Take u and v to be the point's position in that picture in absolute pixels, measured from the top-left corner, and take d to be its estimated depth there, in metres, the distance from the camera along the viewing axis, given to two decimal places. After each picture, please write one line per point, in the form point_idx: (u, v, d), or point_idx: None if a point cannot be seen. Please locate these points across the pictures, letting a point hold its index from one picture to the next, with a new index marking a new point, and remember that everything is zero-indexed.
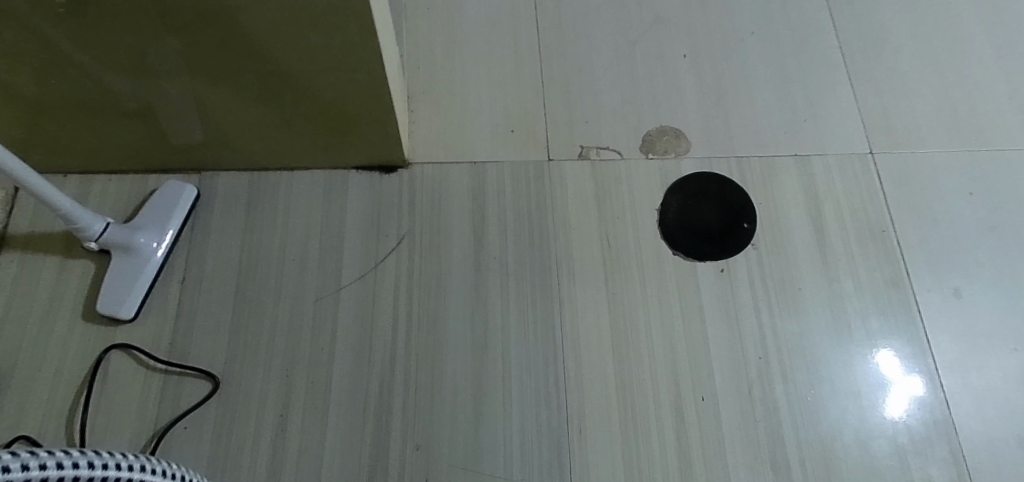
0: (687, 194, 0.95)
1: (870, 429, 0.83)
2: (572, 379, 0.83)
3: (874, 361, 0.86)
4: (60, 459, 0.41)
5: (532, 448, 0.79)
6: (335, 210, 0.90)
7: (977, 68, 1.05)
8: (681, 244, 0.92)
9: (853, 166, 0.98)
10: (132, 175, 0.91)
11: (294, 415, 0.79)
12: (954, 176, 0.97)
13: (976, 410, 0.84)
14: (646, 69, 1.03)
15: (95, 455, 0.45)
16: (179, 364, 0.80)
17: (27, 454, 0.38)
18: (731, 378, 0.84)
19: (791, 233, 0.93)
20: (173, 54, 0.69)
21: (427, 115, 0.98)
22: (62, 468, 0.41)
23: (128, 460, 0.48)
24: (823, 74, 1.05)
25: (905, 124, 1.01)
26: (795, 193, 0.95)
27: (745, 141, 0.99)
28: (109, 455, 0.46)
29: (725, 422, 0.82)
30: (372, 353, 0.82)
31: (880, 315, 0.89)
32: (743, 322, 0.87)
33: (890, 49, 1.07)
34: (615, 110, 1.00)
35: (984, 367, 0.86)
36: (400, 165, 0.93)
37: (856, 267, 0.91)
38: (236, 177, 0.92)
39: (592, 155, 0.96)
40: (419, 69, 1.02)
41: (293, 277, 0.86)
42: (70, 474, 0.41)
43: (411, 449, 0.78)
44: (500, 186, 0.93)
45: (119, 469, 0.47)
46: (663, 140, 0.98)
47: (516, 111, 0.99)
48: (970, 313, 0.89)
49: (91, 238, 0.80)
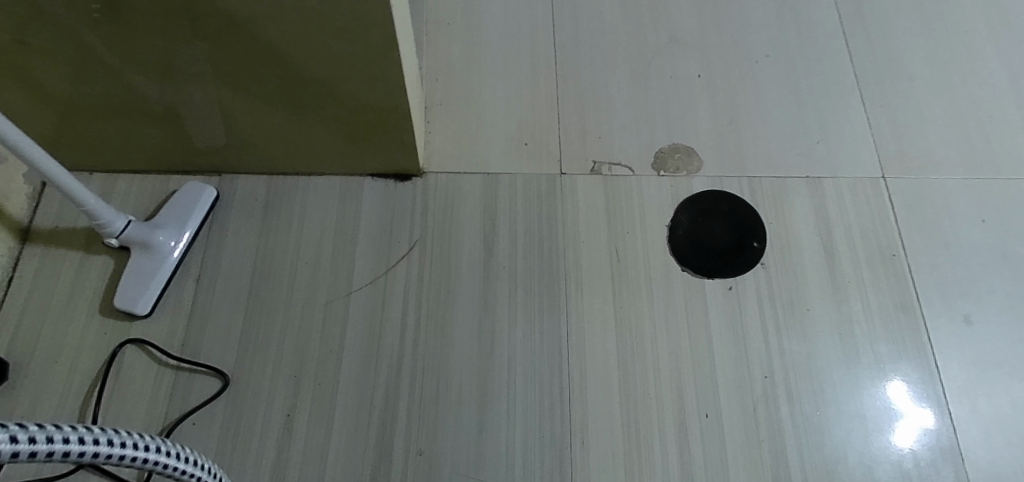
0: (697, 211, 0.95)
1: (875, 453, 0.82)
2: (576, 391, 0.83)
3: (881, 386, 0.86)
4: (66, 434, 0.41)
5: (534, 457, 0.80)
6: (349, 216, 0.92)
7: (992, 96, 1.05)
8: (690, 261, 0.92)
9: (865, 190, 0.98)
10: (154, 175, 0.93)
11: (301, 415, 0.80)
12: (966, 204, 0.97)
13: (983, 438, 0.83)
14: (660, 88, 1.04)
15: (113, 433, 0.46)
16: (190, 361, 0.82)
17: (34, 427, 0.39)
18: (735, 397, 0.84)
19: (801, 255, 0.93)
20: (200, 58, 0.71)
21: (442, 126, 1.00)
22: (68, 443, 0.41)
23: (145, 440, 0.49)
24: (837, 98, 1.05)
25: (918, 149, 1.01)
26: (806, 215, 0.96)
27: (757, 162, 0.99)
28: (127, 434, 0.47)
29: (729, 440, 0.82)
30: (380, 357, 0.84)
31: (889, 339, 0.89)
32: (749, 341, 0.87)
33: (905, 75, 1.07)
34: (628, 126, 1.01)
35: (994, 395, 0.85)
36: (414, 173, 0.95)
37: (866, 290, 0.91)
38: (254, 180, 0.94)
39: (604, 171, 0.97)
40: (437, 81, 1.04)
41: (305, 280, 0.88)
42: (77, 450, 0.42)
43: (414, 454, 0.79)
44: (512, 197, 0.95)
45: (135, 448, 0.47)
46: (675, 158, 0.99)
47: (531, 125, 1.01)
48: (980, 341, 0.89)
49: (111, 236, 0.82)
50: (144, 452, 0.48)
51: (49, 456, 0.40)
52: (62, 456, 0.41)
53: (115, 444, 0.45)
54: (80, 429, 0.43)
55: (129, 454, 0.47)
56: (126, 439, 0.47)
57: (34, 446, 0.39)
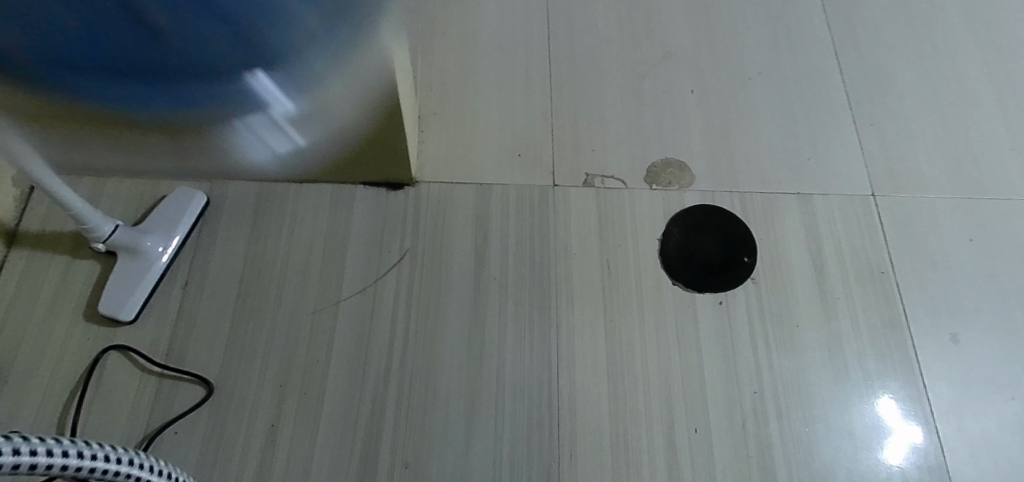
0: (689, 226, 0.95)
1: (863, 470, 0.82)
2: (565, 405, 0.83)
3: (870, 403, 0.86)
4: (35, 446, 0.42)
5: (522, 471, 0.79)
6: (340, 224, 0.91)
7: (980, 117, 1.07)
8: (681, 275, 0.92)
9: (855, 208, 0.98)
10: (144, 179, 0.92)
11: (286, 425, 0.79)
12: (954, 223, 0.98)
13: (970, 456, 0.83)
14: (653, 102, 1.05)
15: (82, 445, 0.46)
16: (174, 368, 0.81)
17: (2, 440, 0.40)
18: (724, 412, 0.84)
19: (791, 271, 0.93)
20: None
21: (436, 135, 1.00)
22: (36, 455, 0.42)
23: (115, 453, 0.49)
24: (828, 116, 1.06)
25: (908, 168, 1.02)
26: (796, 230, 0.96)
27: (748, 177, 1.00)
28: (96, 447, 0.48)
29: (717, 456, 0.82)
30: (368, 367, 0.83)
31: (878, 357, 0.89)
32: (738, 356, 0.87)
33: (894, 94, 1.09)
34: (622, 140, 1.01)
35: (981, 413, 0.86)
36: (406, 182, 0.95)
37: (855, 307, 0.92)
38: (245, 186, 0.93)
39: (597, 183, 0.98)
40: (432, 90, 1.03)
41: (294, 288, 0.87)
42: (44, 462, 0.42)
43: (399, 466, 0.78)
44: (504, 208, 0.94)
45: (104, 460, 0.48)
46: (668, 172, 0.99)
47: (524, 136, 1.01)
48: (967, 359, 0.89)
49: (98, 240, 0.81)
50: (113, 465, 0.49)
51: (15, 468, 0.40)
52: (29, 468, 0.41)
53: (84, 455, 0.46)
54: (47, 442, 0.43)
55: (97, 466, 0.47)
56: (96, 450, 0.47)
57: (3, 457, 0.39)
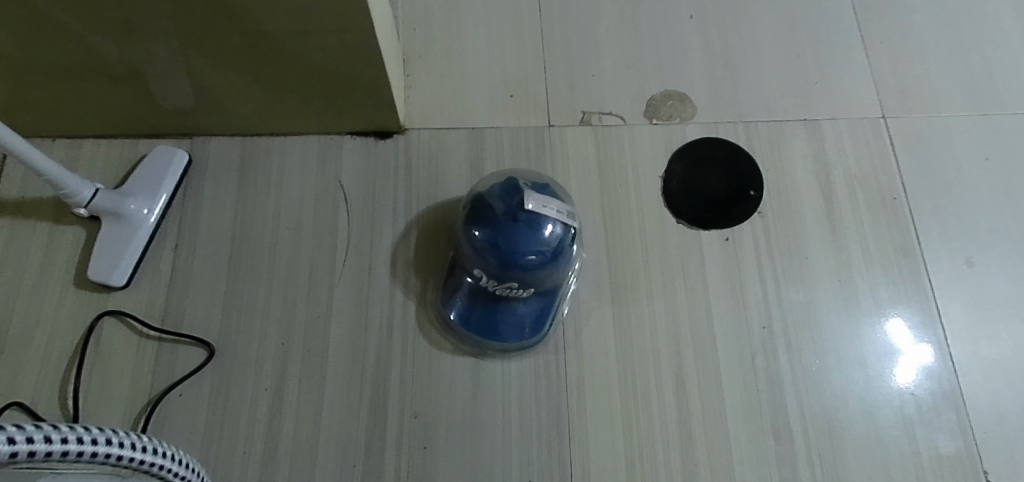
0: (691, 161, 0.92)
1: (876, 399, 0.81)
2: (571, 348, 0.81)
3: (882, 330, 0.84)
4: (66, 434, 0.40)
5: (531, 416, 0.78)
6: (330, 177, 0.88)
7: (997, 29, 1.01)
8: (685, 212, 0.89)
9: (865, 132, 0.94)
10: (122, 140, 0.89)
11: (291, 383, 0.78)
12: (969, 142, 0.94)
13: (985, 380, 0.82)
14: (650, 31, 1.00)
15: (115, 433, 0.45)
16: (173, 331, 0.80)
17: (33, 427, 0.38)
18: (732, 348, 0.82)
19: (799, 202, 0.90)
20: (158, 15, 0.66)
21: (422, 80, 0.96)
22: (67, 443, 0.41)
23: (145, 441, 0.48)
24: (836, 36, 1.01)
25: (921, 87, 0.97)
26: (804, 159, 0.92)
27: (752, 106, 0.95)
28: (128, 435, 0.46)
29: (727, 391, 0.80)
30: (369, 322, 0.81)
31: (890, 285, 0.86)
32: (745, 290, 0.85)
33: (906, 10, 1.03)
34: (618, 74, 0.97)
35: (996, 336, 0.84)
36: (395, 130, 0.91)
37: (866, 235, 0.89)
38: (228, 142, 0.90)
39: (594, 121, 0.94)
40: (415, 32, 0.99)
41: (288, 245, 0.85)
42: (77, 450, 0.41)
43: (409, 417, 0.77)
44: (499, 152, 0.91)
45: (136, 449, 0.46)
46: (668, 105, 0.95)
47: (516, 75, 0.96)
48: (982, 283, 0.86)
49: (79, 205, 0.79)
50: (143, 454, 0.47)
51: (49, 457, 0.39)
52: (61, 455, 0.40)
53: (115, 443, 0.44)
54: (80, 429, 0.42)
55: (129, 455, 0.46)
56: (123, 439, 0.45)
57: (34, 445, 0.38)
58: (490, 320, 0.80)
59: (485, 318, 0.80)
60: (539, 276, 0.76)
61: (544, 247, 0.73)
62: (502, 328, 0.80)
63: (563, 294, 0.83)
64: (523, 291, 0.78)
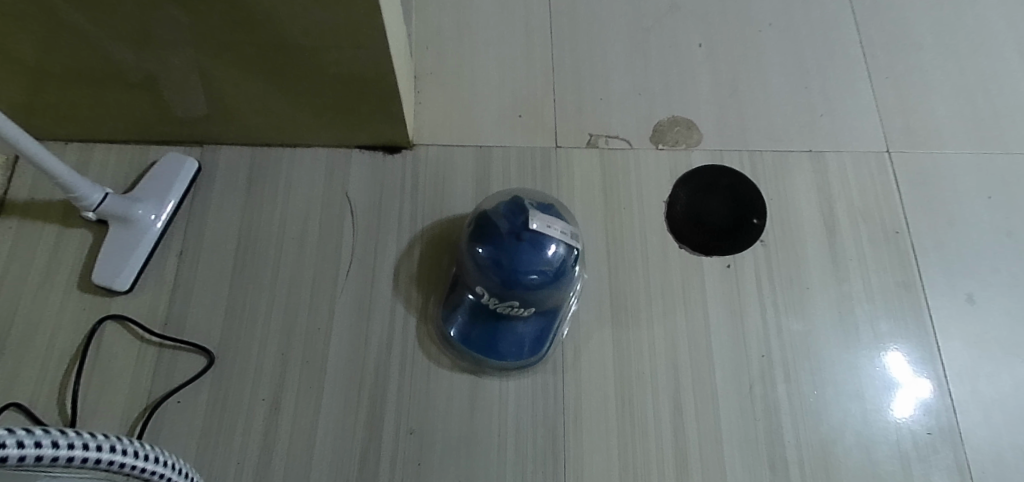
0: (697, 187, 0.92)
1: (874, 432, 0.81)
2: (569, 370, 0.81)
3: (883, 364, 0.84)
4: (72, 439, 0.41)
5: (527, 437, 0.78)
6: (337, 189, 0.89)
7: (1001, 68, 1.02)
8: (688, 238, 0.90)
9: (869, 165, 0.95)
10: (134, 145, 0.90)
11: (288, 394, 0.78)
12: (972, 179, 0.95)
13: (983, 418, 0.82)
14: (659, 57, 1.01)
15: (117, 440, 0.45)
16: (174, 338, 0.80)
17: (40, 432, 0.39)
18: (731, 376, 0.82)
19: (802, 232, 0.91)
20: (175, 24, 0.67)
21: (432, 96, 0.97)
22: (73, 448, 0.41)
23: (145, 449, 0.48)
24: (842, 70, 1.02)
25: (925, 123, 0.98)
26: (808, 190, 0.93)
27: (758, 135, 0.96)
28: (129, 442, 0.47)
29: (724, 419, 0.80)
30: (370, 335, 0.82)
31: (891, 319, 0.87)
32: (746, 319, 0.85)
33: (912, 46, 1.04)
34: (626, 98, 0.98)
35: (995, 375, 0.84)
36: (403, 146, 0.92)
37: (868, 268, 0.89)
38: (237, 151, 0.91)
39: (600, 144, 0.95)
40: (427, 49, 1.00)
41: (292, 256, 0.85)
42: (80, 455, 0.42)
43: (404, 433, 0.77)
44: (505, 170, 0.92)
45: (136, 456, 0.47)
46: (674, 131, 0.96)
47: (525, 96, 0.97)
48: (983, 321, 0.87)
49: (88, 208, 0.79)
50: (144, 461, 0.47)
51: (54, 461, 0.40)
52: (66, 460, 0.41)
53: (117, 450, 0.45)
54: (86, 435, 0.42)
55: (129, 462, 0.46)
56: (125, 446, 0.46)
57: (40, 449, 0.39)
58: (489, 337, 0.80)
59: (485, 334, 0.80)
60: (542, 295, 0.76)
61: (546, 267, 0.73)
62: (502, 346, 0.80)
63: (563, 315, 0.83)
64: (524, 310, 0.78)
